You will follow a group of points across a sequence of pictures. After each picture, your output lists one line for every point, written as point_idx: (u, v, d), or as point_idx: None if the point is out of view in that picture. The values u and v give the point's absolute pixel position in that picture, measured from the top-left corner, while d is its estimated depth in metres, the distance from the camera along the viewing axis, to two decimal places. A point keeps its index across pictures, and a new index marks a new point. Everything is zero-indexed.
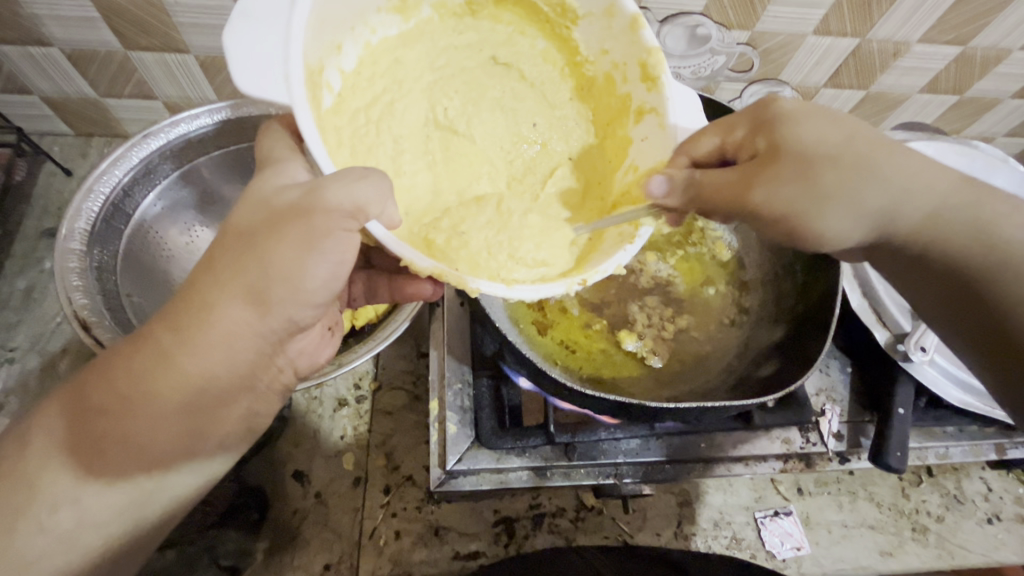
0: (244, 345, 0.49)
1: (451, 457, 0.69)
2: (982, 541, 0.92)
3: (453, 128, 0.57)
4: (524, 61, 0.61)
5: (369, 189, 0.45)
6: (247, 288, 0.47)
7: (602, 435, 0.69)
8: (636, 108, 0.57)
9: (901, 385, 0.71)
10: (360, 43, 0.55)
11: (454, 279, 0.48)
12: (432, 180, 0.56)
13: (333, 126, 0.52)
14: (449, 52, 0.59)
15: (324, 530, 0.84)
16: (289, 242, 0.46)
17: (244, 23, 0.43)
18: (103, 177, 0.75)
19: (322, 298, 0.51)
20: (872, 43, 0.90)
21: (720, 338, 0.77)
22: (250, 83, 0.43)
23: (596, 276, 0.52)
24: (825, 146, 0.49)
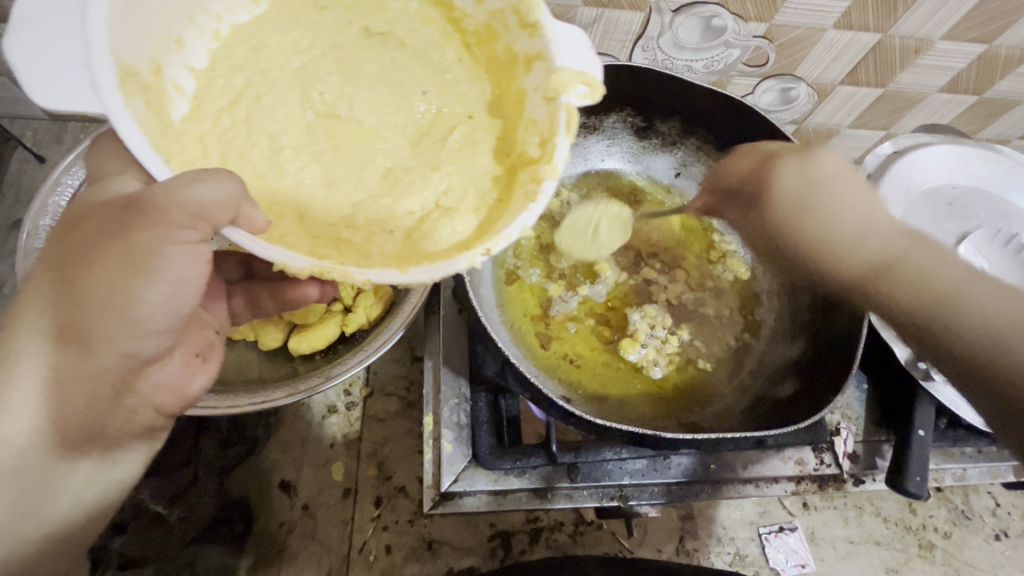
0: (79, 386, 0.47)
1: (446, 478, 0.65)
2: (989, 558, 0.90)
3: (335, 112, 0.49)
4: (401, 27, 0.53)
5: (198, 190, 0.42)
6: (69, 325, 0.46)
7: (607, 456, 0.65)
8: (523, 57, 0.51)
9: (921, 405, 0.68)
10: (206, 33, 0.49)
11: (338, 275, 0.45)
12: (322, 174, 0.49)
13: (193, 138, 0.47)
14: (312, 29, 0.51)
15: (312, 544, 0.80)
16: (108, 266, 0.45)
17: (28, 31, 0.39)
18: (70, 171, 0.69)
19: (164, 325, 0.48)
20: (894, 39, 0.85)
21: (728, 351, 0.73)
22: (52, 98, 0.39)
23: (500, 243, 0.46)
24: (796, 194, 0.57)
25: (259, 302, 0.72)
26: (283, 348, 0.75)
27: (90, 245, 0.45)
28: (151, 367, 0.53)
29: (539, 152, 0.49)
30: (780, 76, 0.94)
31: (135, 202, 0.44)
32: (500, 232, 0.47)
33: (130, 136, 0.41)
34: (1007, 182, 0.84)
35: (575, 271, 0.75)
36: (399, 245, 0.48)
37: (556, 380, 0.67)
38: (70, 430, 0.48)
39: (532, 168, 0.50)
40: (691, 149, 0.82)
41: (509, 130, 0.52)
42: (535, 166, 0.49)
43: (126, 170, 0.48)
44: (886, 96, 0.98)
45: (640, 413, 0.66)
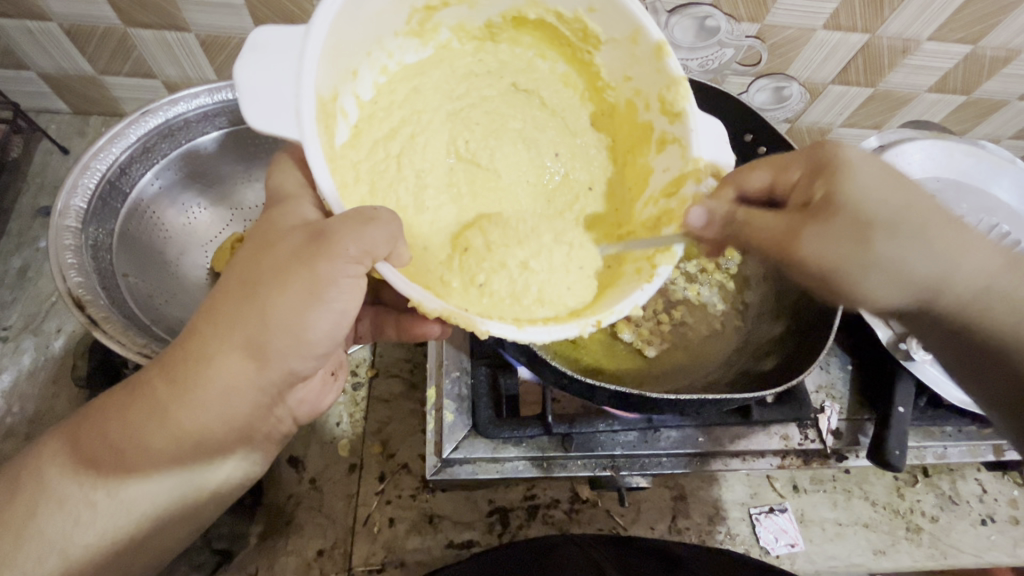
0: (241, 398, 0.52)
1: (447, 446, 0.69)
2: (975, 542, 0.92)
3: (476, 161, 0.59)
4: (545, 87, 0.64)
5: (379, 233, 0.46)
6: (246, 342, 0.50)
7: (600, 427, 0.69)
8: (658, 138, 0.59)
9: (901, 383, 0.71)
10: (377, 68, 0.58)
11: (463, 321, 0.48)
12: (456, 213, 0.58)
13: (350, 163, 0.54)
14: (469, 80, 0.62)
15: (318, 515, 0.84)
16: (291, 292, 0.48)
17: (255, 55, 0.46)
18: (100, 155, 0.73)
19: (322, 349, 0.54)
20: (882, 40, 0.89)
21: (719, 329, 0.77)
22: (262, 119, 0.46)
23: (611, 317, 0.52)
24: (885, 208, 0.47)
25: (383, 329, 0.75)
26: None
27: (278, 270, 0.48)
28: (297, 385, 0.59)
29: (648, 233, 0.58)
30: (773, 74, 0.97)
31: (321, 233, 0.47)
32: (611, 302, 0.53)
33: (314, 153, 0.46)
34: (989, 174, 0.88)
35: None
36: (510, 295, 0.53)
37: (553, 352, 0.69)
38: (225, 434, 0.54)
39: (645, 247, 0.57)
40: None
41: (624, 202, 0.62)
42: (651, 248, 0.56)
43: (302, 195, 0.53)
44: (877, 95, 1.01)
45: (632, 382, 0.70)
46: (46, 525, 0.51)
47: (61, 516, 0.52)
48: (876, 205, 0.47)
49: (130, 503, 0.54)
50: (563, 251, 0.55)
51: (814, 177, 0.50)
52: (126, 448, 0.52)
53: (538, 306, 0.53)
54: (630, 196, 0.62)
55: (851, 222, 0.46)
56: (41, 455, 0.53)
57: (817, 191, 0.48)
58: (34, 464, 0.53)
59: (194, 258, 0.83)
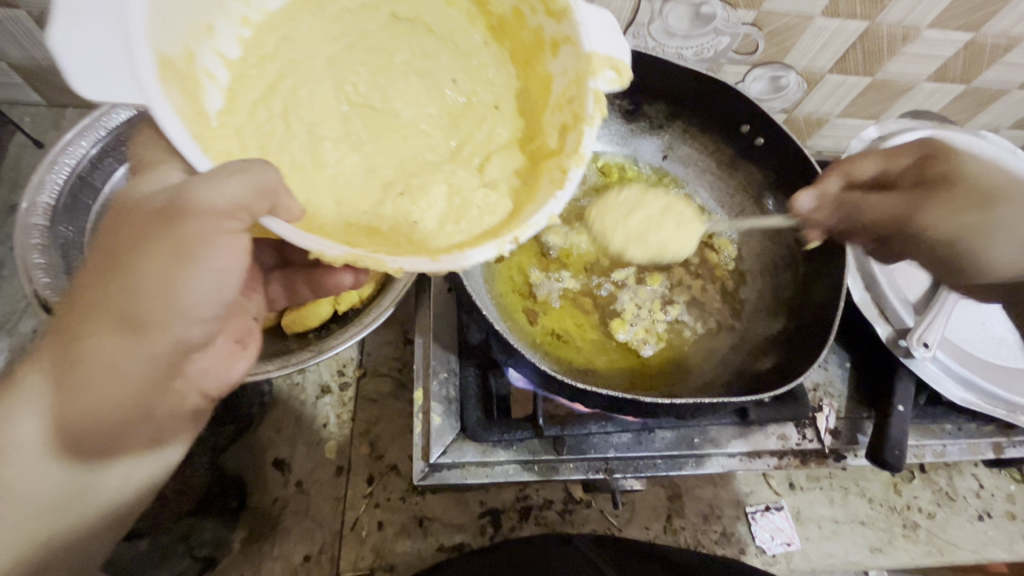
0: (122, 377, 0.43)
1: (434, 450, 0.66)
2: (972, 538, 0.91)
3: (370, 104, 0.53)
4: (428, 13, 0.57)
5: (246, 183, 0.42)
6: (115, 312, 0.42)
7: (593, 429, 0.67)
8: (550, 41, 0.54)
9: (900, 381, 0.69)
10: (236, 19, 0.52)
11: (370, 262, 0.46)
12: (363, 162, 0.52)
13: (232, 131, 0.49)
14: (343, 18, 0.55)
15: (305, 519, 0.82)
16: (156, 254, 0.43)
17: (69, 19, 0.38)
18: (69, 149, 0.70)
19: (213, 315, 0.46)
20: (882, 27, 0.86)
21: (716, 326, 0.75)
22: (97, 91, 0.38)
23: (527, 231, 0.49)
24: (998, 179, 0.60)
25: (297, 290, 0.71)
26: (276, 326, 0.77)
27: (137, 233, 0.43)
28: (201, 360, 0.49)
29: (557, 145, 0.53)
30: (770, 63, 0.94)
31: (180, 188, 0.43)
32: (527, 218, 0.50)
33: (172, 127, 0.43)
34: None
35: (563, 250, 0.76)
36: (432, 228, 0.51)
37: (544, 353, 0.68)
38: (110, 427, 0.44)
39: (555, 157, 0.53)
40: (675, 131, 0.83)
41: (532, 117, 0.56)
42: (560, 156, 0.52)
43: (166, 161, 0.47)
44: (875, 84, 0.99)
45: (624, 382, 0.68)
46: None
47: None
48: (980, 174, 0.61)
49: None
50: (670, 225, 0.68)
51: (928, 160, 0.64)
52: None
53: (464, 233, 0.51)
54: (536, 110, 0.56)
55: (974, 187, 0.60)
56: None
57: (936, 166, 0.63)
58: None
59: None
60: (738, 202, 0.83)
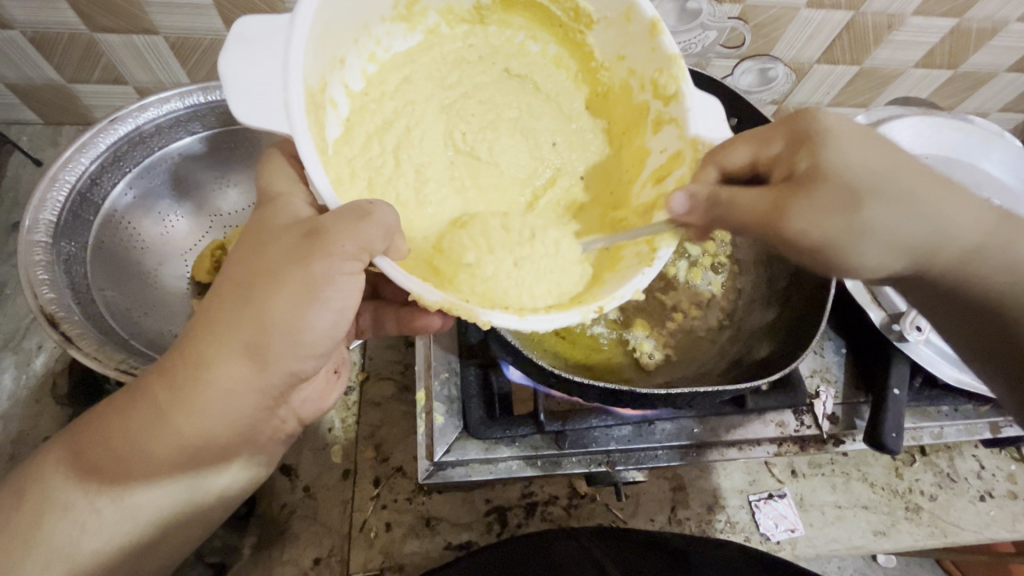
0: (243, 402, 0.51)
1: (438, 449, 0.67)
2: (975, 519, 0.92)
3: (475, 154, 0.59)
4: (537, 72, 0.63)
5: (373, 229, 0.46)
6: (243, 345, 0.49)
7: (594, 423, 0.68)
8: (653, 118, 0.58)
9: (895, 365, 0.70)
10: (365, 55, 0.58)
11: (465, 313, 0.48)
12: (461, 205, 0.57)
13: (344, 159, 0.54)
14: (462, 69, 0.61)
15: (314, 524, 0.83)
16: (287, 291, 0.48)
17: (239, 48, 0.45)
18: (68, 166, 0.71)
19: (327, 347, 0.52)
20: (867, 16, 0.87)
21: (715, 320, 0.75)
22: (247, 111, 0.45)
23: (612, 303, 0.52)
24: (869, 170, 0.46)
25: (383, 323, 0.74)
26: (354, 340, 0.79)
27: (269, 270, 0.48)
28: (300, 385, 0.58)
29: (640, 219, 0.57)
30: (758, 56, 0.95)
31: (315, 231, 0.47)
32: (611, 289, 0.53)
33: (304, 144, 0.46)
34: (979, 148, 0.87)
35: None
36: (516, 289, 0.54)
37: (542, 350, 0.67)
38: (227, 439, 0.54)
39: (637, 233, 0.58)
40: None
41: (623, 185, 0.61)
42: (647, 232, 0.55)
43: (292, 192, 0.53)
44: (863, 72, 1.00)
45: (625, 376, 0.69)
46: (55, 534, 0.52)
47: (61, 528, 0.52)
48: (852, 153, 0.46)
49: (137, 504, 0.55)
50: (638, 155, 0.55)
51: (797, 146, 0.48)
52: (119, 456, 0.52)
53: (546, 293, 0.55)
54: (626, 179, 0.61)
55: (846, 188, 0.45)
56: (47, 465, 0.54)
57: (801, 161, 0.47)
58: (38, 473, 0.53)
59: (172, 269, 0.80)
60: None
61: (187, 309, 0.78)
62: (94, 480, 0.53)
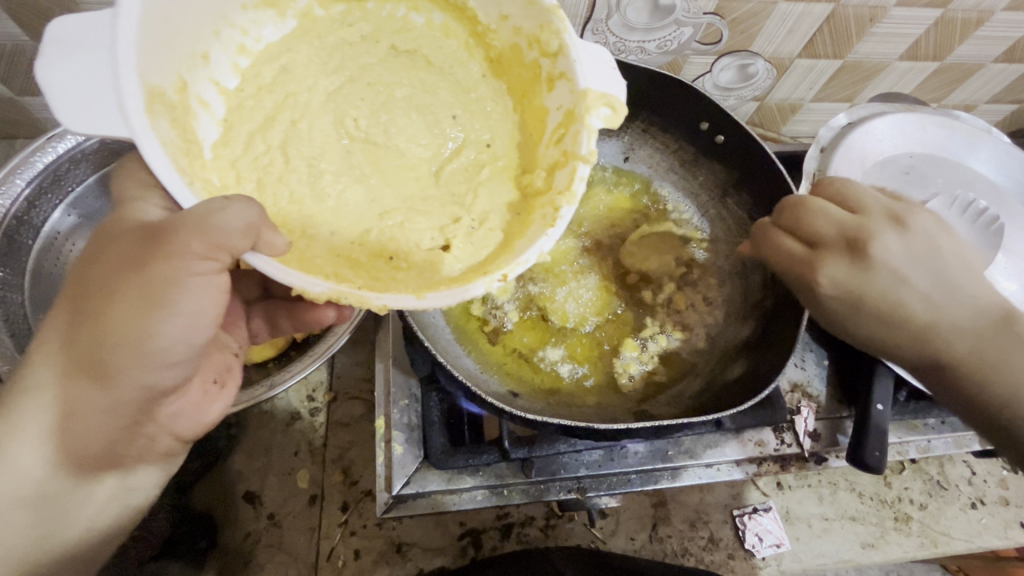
0: (97, 416, 0.47)
1: (398, 481, 0.64)
2: (966, 528, 0.89)
3: (372, 140, 0.51)
4: (427, 45, 0.55)
5: (223, 225, 0.41)
6: (85, 361, 0.45)
7: (562, 449, 0.64)
8: (546, 76, 0.53)
9: (879, 380, 0.67)
10: (232, 48, 0.51)
11: (354, 300, 0.44)
12: (365, 194, 0.50)
13: (226, 163, 0.48)
14: (342, 50, 0.53)
15: (279, 553, 0.80)
16: (127, 300, 0.44)
17: (57, 51, 0.39)
18: (3, 189, 0.67)
19: (187, 355, 0.48)
20: (847, 9, 0.83)
21: (699, 339, 0.72)
22: (77, 119, 0.39)
23: (517, 268, 0.47)
24: None
25: (278, 323, 0.68)
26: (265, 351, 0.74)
27: (107, 279, 0.44)
28: (171, 397, 0.53)
29: (546, 182, 0.52)
30: (736, 52, 0.91)
31: (154, 233, 0.43)
32: (517, 254, 0.48)
33: (153, 154, 0.41)
34: (965, 147, 0.83)
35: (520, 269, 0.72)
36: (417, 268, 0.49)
37: (505, 376, 0.66)
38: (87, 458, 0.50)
39: (544, 196, 0.52)
40: (636, 133, 0.81)
41: (529, 150, 0.55)
42: (553, 193, 0.50)
43: (146, 196, 0.46)
44: (846, 67, 0.96)
45: (591, 401, 0.66)
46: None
47: None
48: None
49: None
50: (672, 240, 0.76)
51: None
52: None
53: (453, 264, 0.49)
54: (532, 141, 0.55)
55: None
56: None
57: None
58: None
59: None
60: (705, 201, 0.80)
61: None
62: None
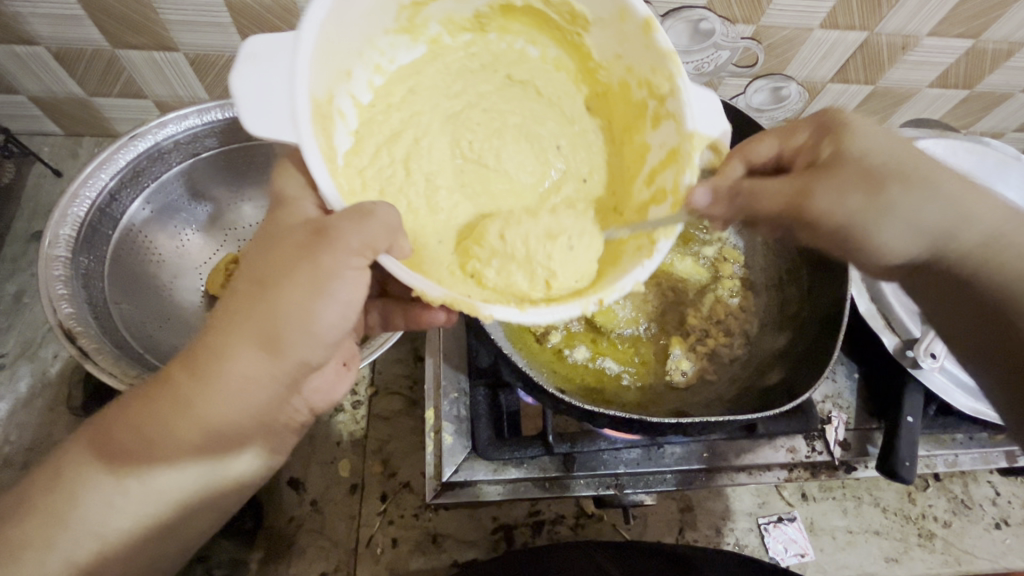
0: (261, 391, 0.50)
1: (447, 469, 0.68)
2: (989, 547, 0.90)
3: (483, 162, 0.58)
4: (538, 78, 0.62)
5: (376, 228, 0.47)
6: (259, 335, 0.48)
7: (603, 446, 0.68)
8: (651, 114, 0.57)
9: (910, 392, 0.69)
10: (370, 66, 0.57)
11: (466, 307, 0.49)
12: (473, 210, 0.57)
13: (355, 170, 0.54)
14: (464, 79, 0.60)
15: (320, 538, 0.83)
16: (300, 285, 0.48)
17: (250, 65, 0.45)
18: (88, 182, 0.73)
19: (337, 338, 0.52)
20: (880, 37, 0.87)
21: (739, 347, 0.75)
22: (259, 124, 0.45)
23: (612, 296, 0.52)
24: (883, 158, 0.48)
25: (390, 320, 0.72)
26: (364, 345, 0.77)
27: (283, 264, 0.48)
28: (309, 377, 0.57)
29: (638, 217, 0.57)
30: (771, 75, 0.95)
31: (324, 228, 0.48)
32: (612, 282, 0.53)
33: (314, 160, 0.47)
34: (995, 172, 0.86)
35: None
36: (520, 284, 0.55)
37: (550, 373, 0.69)
38: (248, 429, 0.52)
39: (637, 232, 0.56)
40: None
41: (621, 184, 0.60)
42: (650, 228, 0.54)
43: (301, 197, 0.52)
44: (877, 92, 0.99)
45: (633, 400, 0.69)
46: (80, 520, 0.50)
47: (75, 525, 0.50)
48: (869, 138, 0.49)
49: (153, 494, 0.52)
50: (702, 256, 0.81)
51: (822, 135, 0.51)
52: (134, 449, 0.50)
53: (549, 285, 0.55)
54: (626, 176, 0.60)
55: (862, 174, 0.48)
56: (60, 466, 0.51)
57: (824, 149, 0.50)
58: (49, 478, 0.50)
59: (187, 282, 0.81)
60: None
61: (200, 323, 0.78)
62: (101, 480, 0.50)
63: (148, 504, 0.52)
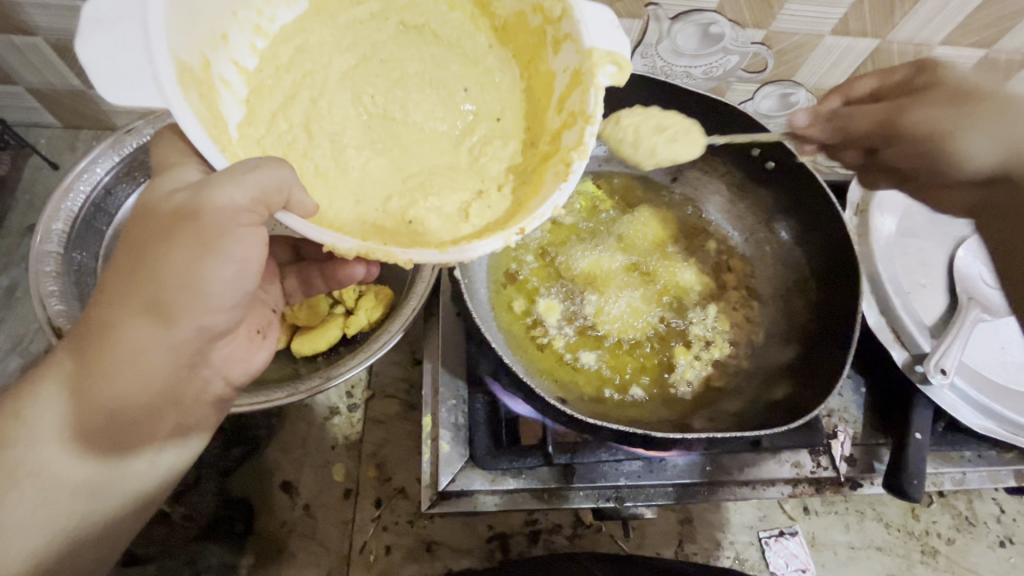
0: (155, 361, 0.47)
1: (443, 478, 0.66)
2: (993, 566, 0.88)
3: (390, 116, 0.52)
4: (433, 19, 0.56)
5: (265, 178, 0.43)
6: (144, 304, 0.45)
7: (603, 457, 0.66)
8: (551, 39, 0.54)
9: (919, 409, 0.67)
10: (248, 28, 0.52)
11: (381, 255, 0.46)
12: (388, 165, 0.51)
13: (252, 141, 0.50)
14: (354, 30, 0.54)
15: (312, 543, 0.81)
16: (181, 246, 0.44)
17: (98, 30, 0.41)
18: (82, 176, 0.71)
19: (237, 301, 0.49)
20: (893, 44, 0.85)
21: (744, 358, 0.73)
22: (116, 93, 0.41)
23: (533, 224, 0.48)
24: (969, 84, 0.60)
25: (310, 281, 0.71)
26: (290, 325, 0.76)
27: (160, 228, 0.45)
28: (217, 346, 0.52)
29: (552, 147, 0.53)
30: (780, 81, 0.93)
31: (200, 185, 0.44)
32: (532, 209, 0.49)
33: (190, 124, 0.44)
34: None
35: (578, 276, 0.76)
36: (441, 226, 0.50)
37: (549, 381, 0.67)
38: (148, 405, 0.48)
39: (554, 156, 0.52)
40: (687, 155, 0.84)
41: (534, 119, 0.55)
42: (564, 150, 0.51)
43: (184, 162, 0.49)
44: None
45: (634, 412, 0.67)
46: None
47: None
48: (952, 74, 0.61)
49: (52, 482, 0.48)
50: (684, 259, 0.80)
51: (920, 70, 0.64)
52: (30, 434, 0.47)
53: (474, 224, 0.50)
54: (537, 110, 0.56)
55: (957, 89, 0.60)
56: None
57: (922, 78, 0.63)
58: None
59: None
60: (749, 223, 0.82)
61: None
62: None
63: (43, 500, 0.48)
